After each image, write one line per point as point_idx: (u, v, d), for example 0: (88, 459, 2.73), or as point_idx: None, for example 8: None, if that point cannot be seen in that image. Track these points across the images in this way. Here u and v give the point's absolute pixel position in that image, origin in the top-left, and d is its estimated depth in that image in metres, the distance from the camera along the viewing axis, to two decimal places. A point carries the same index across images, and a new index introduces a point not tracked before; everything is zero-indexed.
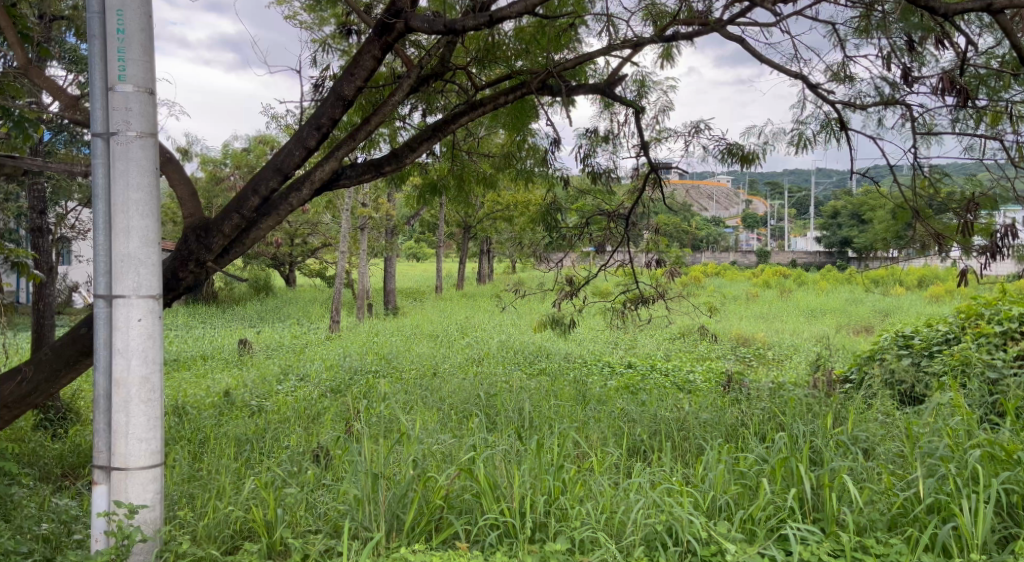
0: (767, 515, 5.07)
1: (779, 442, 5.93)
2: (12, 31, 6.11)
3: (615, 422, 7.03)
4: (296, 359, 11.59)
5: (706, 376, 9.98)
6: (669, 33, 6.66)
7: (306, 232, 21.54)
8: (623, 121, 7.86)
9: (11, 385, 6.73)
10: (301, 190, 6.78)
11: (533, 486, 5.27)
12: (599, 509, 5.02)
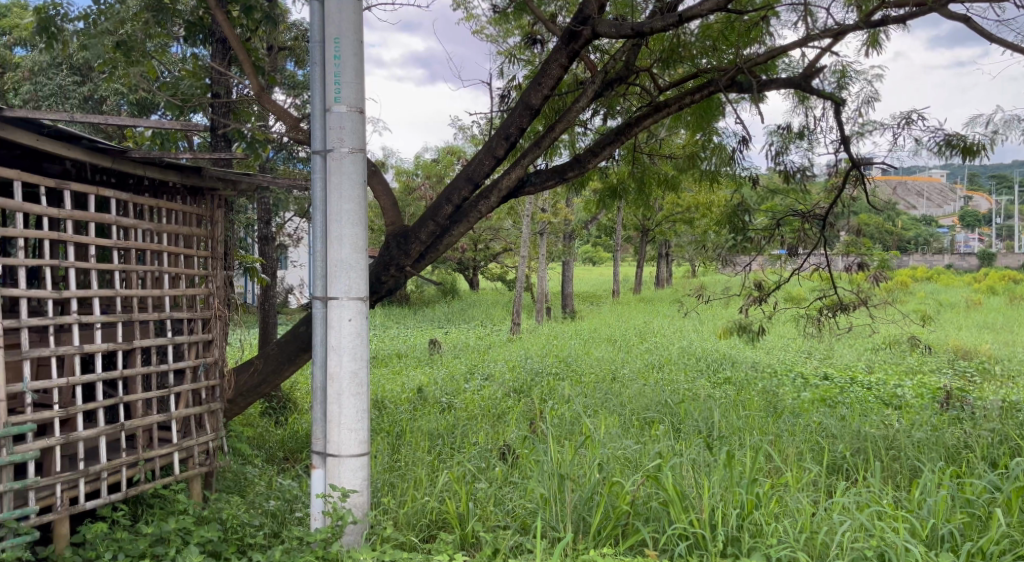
0: (1000, 550, 4.71)
1: (1016, 468, 5.48)
2: (247, 62, 6.97)
3: (812, 436, 6.76)
4: (481, 359, 12.05)
5: (918, 391, 9.34)
6: (878, 18, 6.37)
7: (489, 237, 22.24)
8: (821, 115, 7.54)
9: (245, 375, 7.60)
10: (489, 198, 7.04)
11: (724, 498, 5.19)
12: (797, 528, 4.88)
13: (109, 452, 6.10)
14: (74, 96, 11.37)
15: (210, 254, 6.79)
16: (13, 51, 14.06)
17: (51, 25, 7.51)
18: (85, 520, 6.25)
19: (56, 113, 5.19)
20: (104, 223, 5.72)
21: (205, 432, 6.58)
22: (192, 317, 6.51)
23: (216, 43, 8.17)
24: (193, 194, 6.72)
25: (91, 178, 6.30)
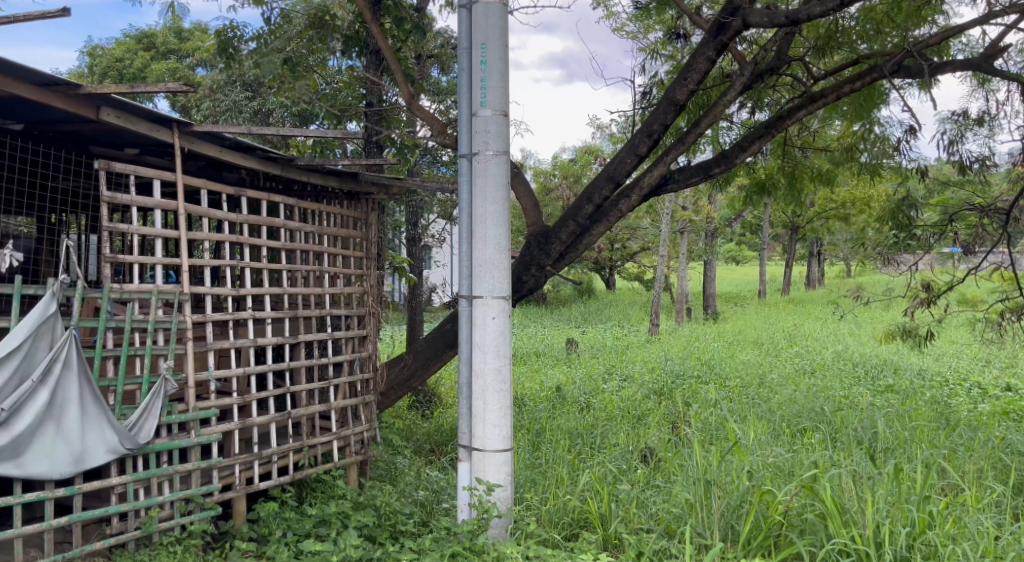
0: None
1: None
2: (399, 71, 7.23)
3: (994, 452, 6.27)
4: (619, 360, 11.96)
5: None
6: None
7: (627, 237, 22.00)
8: (1005, 98, 7.00)
9: (396, 370, 8.16)
10: (630, 197, 6.97)
11: (890, 516, 4.89)
12: (977, 552, 4.53)
13: (280, 436, 7.12)
14: (243, 110, 12.16)
15: (364, 253, 7.89)
16: (192, 71, 15.20)
17: (227, 46, 8.12)
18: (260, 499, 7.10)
19: (237, 129, 6.03)
20: (275, 226, 6.79)
21: (360, 422, 7.53)
22: (348, 315, 7.63)
23: (370, 55, 8.56)
24: (350, 199, 7.90)
25: (264, 185, 7.52)
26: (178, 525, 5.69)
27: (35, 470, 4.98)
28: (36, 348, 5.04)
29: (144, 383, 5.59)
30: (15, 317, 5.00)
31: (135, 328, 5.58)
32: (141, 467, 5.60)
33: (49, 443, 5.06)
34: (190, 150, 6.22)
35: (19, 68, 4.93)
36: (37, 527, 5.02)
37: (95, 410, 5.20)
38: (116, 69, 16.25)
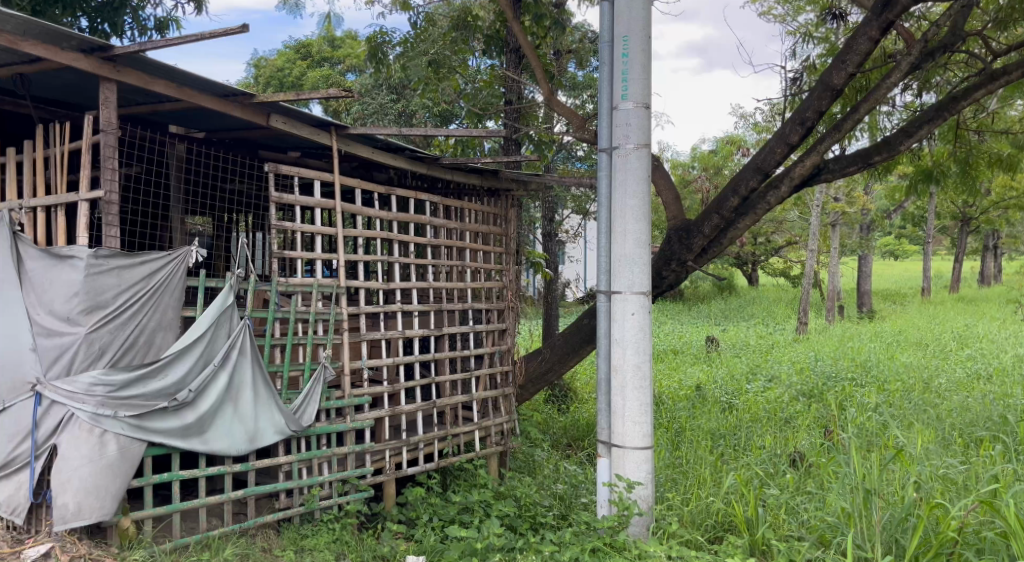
0: None
1: None
2: (538, 67, 7.20)
3: None
4: (765, 359, 11.50)
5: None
6: None
7: (772, 231, 21.10)
8: None
9: (534, 363, 8.36)
10: (779, 187, 6.66)
11: None
12: None
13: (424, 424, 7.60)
14: (386, 111, 12.55)
15: (504, 249, 8.19)
16: (343, 78, 15.80)
17: (378, 52, 8.40)
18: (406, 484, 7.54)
19: (387, 130, 6.70)
20: (421, 223, 7.23)
21: (501, 414, 7.97)
22: (489, 308, 7.91)
23: (510, 53, 8.45)
24: (492, 195, 8.19)
25: (411, 185, 7.97)
26: (336, 503, 6.38)
27: (217, 447, 5.65)
28: (217, 336, 5.70)
29: (307, 370, 6.33)
30: (201, 307, 5.68)
31: (300, 318, 6.35)
32: (304, 447, 6.31)
33: (228, 423, 5.73)
34: (346, 151, 6.91)
35: (206, 83, 5.67)
36: (218, 498, 5.67)
37: (266, 394, 5.90)
38: (277, 79, 17.11)
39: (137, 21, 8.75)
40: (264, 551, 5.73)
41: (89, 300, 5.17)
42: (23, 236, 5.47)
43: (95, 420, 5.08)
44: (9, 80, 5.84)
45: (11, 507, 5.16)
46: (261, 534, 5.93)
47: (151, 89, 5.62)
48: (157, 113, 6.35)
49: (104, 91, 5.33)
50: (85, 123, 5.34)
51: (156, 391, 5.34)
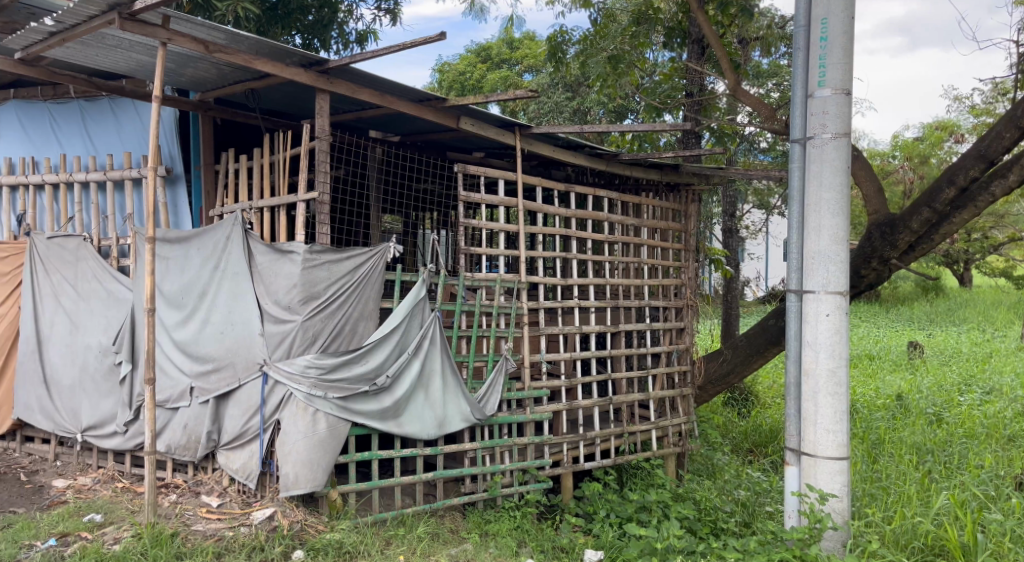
0: None
1: None
2: (725, 60, 7.10)
3: None
4: (980, 369, 10.63)
5: None
6: None
7: (986, 226, 19.30)
8: None
9: (715, 364, 8.32)
10: (1006, 176, 6.14)
11: None
12: None
13: (602, 420, 7.81)
14: (564, 109, 12.71)
15: (684, 246, 8.31)
16: (521, 78, 16.15)
17: (557, 50, 8.46)
18: (584, 478, 7.71)
19: (568, 128, 6.94)
20: (598, 219, 7.44)
21: (679, 414, 8.04)
22: (667, 306, 8.04)
23: (692, 44, 8.59)
24: (671, 190, 8.28)
25: (588, 180, 8.14)
26: (517, 492, 6.68)
27: (410, 429, 6.06)
28: (410, 327, 6.12)
29: (490, 361, 6.70)
30: (397, 300, 6.15)
31: (483, 312, 6.71)
32: (487, 435, 6.65)
33: (419, 409, 6.14)
34: (529, 151, 7.25)
35: (405, 90, 6.13)
36: (411, 478, 6.09)
37: (454, 383, 6.31)
38: (459, 82, 17.72)
39: (341, 36, 9.44)
40: (451, 531, 6.08)
41: (305, 291, 5.70)
42: (252, 233, 5.95)
43: (309, 399, 5.59)
44: (241, 94, 6.57)
45: (246, 472, 5.73)
46: (449, 515, 6.29)
47: (357, 98, 6.15)
48: (360, 119, 6.91)
49: (320, 101, 5.91)
50: (304, 131, 5.94)
51: (359, 375, 5.80)
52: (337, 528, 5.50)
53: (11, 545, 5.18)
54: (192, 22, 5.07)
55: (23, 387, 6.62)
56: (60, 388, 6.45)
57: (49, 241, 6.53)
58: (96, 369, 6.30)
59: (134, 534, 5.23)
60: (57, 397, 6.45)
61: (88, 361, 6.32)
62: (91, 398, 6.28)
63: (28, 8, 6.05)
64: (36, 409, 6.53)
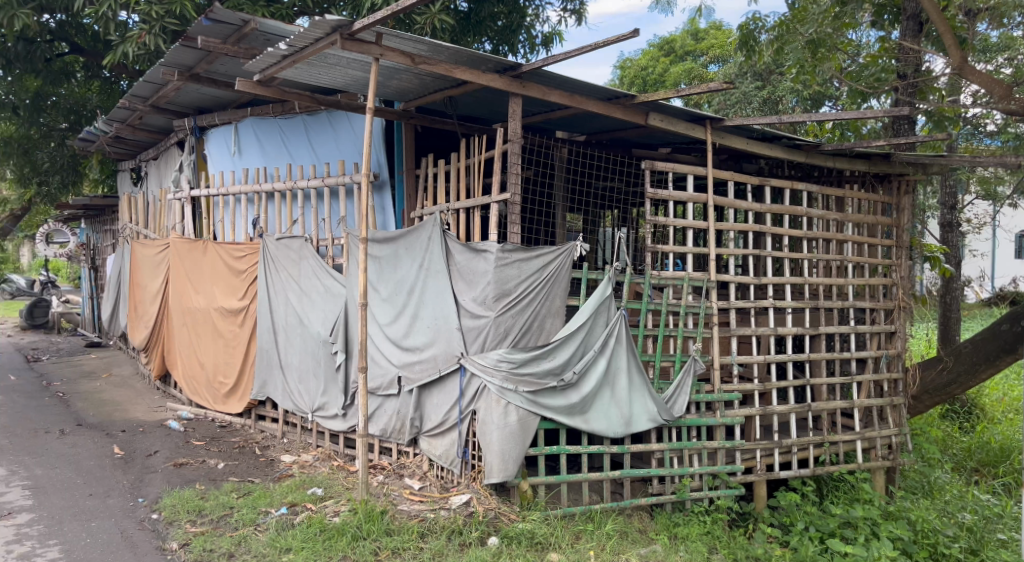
0: None
1: None
2: (950, 37, 6.54)
3: None
4: None
5: None
6: None
7: None
8: None
9: (932, 373, 7.79)
10: None
11: None
12: None
13: (799, 427, 7.52)
14: (753, 100, 12.06)
15: (895, 242, 7.75)
16: (707, 69, 15.76)
17: (750, 39, 8.23)
18: (780, 487, 7.43)
19: (764, 119, 6.70)
20: (796, 215, 7.13)
21: (889, 425, 7.56)
22: (874, 308, 7.57)
23: (908, 20, 7.75)
24: (879, 181, 7.79)
25: (783, 173, 7.82)
26: (707, 497, 6.53)
27: (597, 426, 6.14)
28: (596, 326, 6.18)
29: (677, 361, 6.62)
30: (582, 298, 6.23)
31: (671, 310, 6.66)
32: (675, 437, 6.57)
33: (605, 406, 6.20)
34: (721, 144, 7.10)
35: (594, 89, 6.22)
36: (598, 476, 6.15)
37: (640, 382, 6.30)
38: (641, 77, 17.51)
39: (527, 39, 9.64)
40: (640, 531, 6.09)
41: (497, 289, 5.93)
42: (449, 233, 6.24)
43: (501, 392, 5.83)
44: (439, 102, 6.94)
45: (447, 458, 6.08)
46: (636, 515, 6.28)
47: (548, 100, 6.32)
48: (549, 120, 7.08)
49: (512, 105, 6.14)
50: (497, 135, 6.20)
51: (546, 371, 5.96)
52: (529, 518, 5.68)
53: (251, 511, 5.85)
54: (401, 38, 5.48)
55: (262, 371, 7.40)
56: (290, 373, 7.14)
57: (279, 242, 7.22)
58: (315, 358, 6.89)
59: (350, 509, 5.72)
60: (288, 380, 7.15)
61: (310, 349, 6.95)
62: (314, 382, 6.89)
63: (264, 36, 6.84)
64: (274, 390, 7.29)
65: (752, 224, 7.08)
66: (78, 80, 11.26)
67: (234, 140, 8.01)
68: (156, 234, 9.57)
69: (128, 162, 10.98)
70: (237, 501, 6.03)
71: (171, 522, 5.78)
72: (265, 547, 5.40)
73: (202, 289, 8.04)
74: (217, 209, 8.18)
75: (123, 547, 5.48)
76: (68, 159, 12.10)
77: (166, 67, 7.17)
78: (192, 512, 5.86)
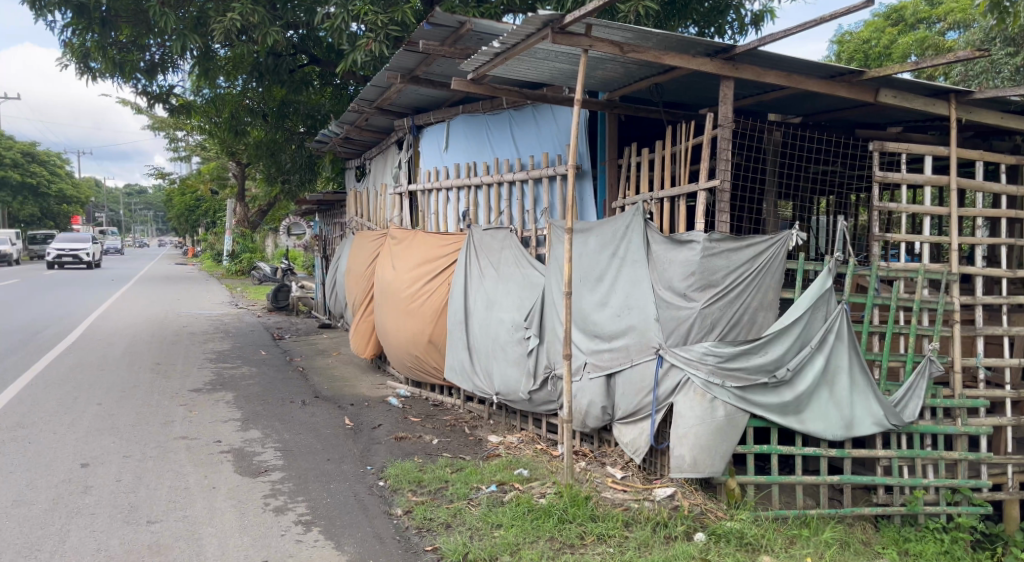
0: None
1: None
2: None
3: None
4: None
5: None
6: None
7: None
8: None
9: None
10: None
11: None
12: None
13: None
14: (1002, 68, 10.70)
15: None
16: (944, 37, 14.14)
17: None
18: None
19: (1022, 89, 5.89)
20: None
21: None
22: None
23: None
24: None
25: None
26: (944, 513, 5.91)
27: (814, 428, 5.74)
28: (813, 320, 5.77)
29: (909, 361, 6.03)
30: (799, 291, 5.86)
31: (902, 306, 6.06)
32: (906, 445, 6.00)
33: (824, 406, 5.78)
34: (968, 120, 6.35)
35: (814, 66, 5.79)
36: (815, 479, 5.76)
37: (864, 381, 5.82)
38: (862, 51, 15.80)
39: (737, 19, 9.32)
40: (864, 543, 5.55)
41: (703, 279, 5.75)
42: (651, 223, 6.11)
43: (707, 387, 5.63)
44: (646, 89, 6.84)
45: (634, 447, 6.04)
46: (859, 525, 5.76)
47: (763, 82, 5.98)
48: (767, 102, 6.72)
49: (724, 88, 5.89)
50: (707, 120, 5.90)
51: (757, 366, 5.66)
52: (738, 517, 5.45)
53: (464, 485, 6.13)
54: (612, 27, 5.39)
55: (452, 351, 7.75)
56: (481, 355, 7.42)
57: (484, 232, 7.53)
58: (507, 341, 7.09)
59: (556, 492, 5.82)
60: (477, 361, 7.45)
61: (500, 333, 7.16)
62: (502, 365, 7.11)
63: (479, 35, 7.10)
64: (466, 373, 7.56)
65: (1005, 209, 6.27)
66: (315, 87, 12.54)
67: (445, 137, 8.50)
68: (375, 226, 10.48)
69: (356, 161, 12.05)
70: (452, 476, 6.34)
71: (395, 490, 6.19)
72: (477, 520, 5.59)
73: (396, 270, 8.56)
74: (431, 202, 8.69)
75: (357, 508, 5.94)
76: (305, 158, 13.47)
77: (391, 71, 7.73)
78: (414, 482, 6.26)
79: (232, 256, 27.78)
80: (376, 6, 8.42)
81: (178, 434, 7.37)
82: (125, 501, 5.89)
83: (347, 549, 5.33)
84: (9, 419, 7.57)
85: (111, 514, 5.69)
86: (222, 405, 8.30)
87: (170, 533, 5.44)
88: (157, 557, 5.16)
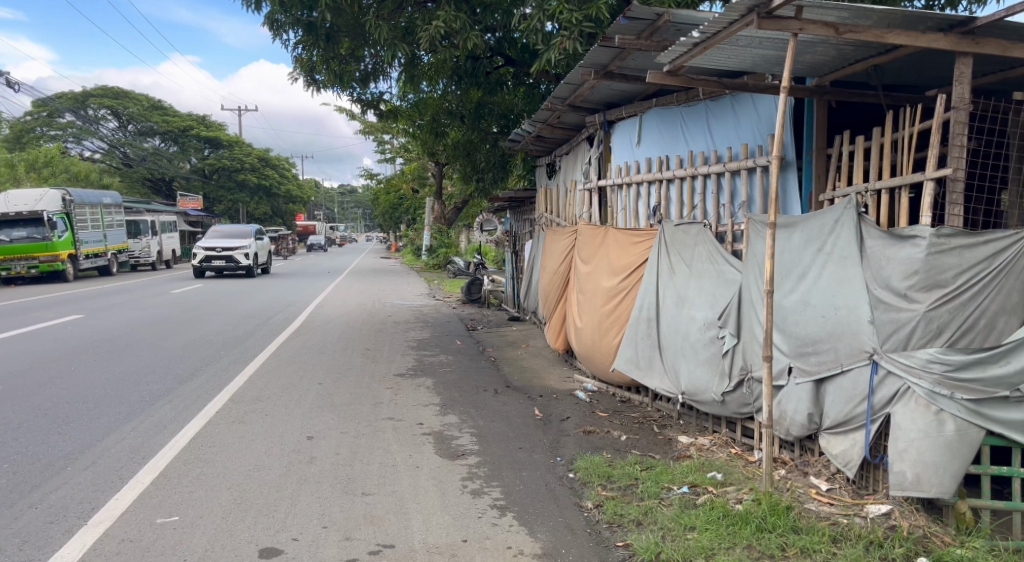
0: None
1: None
2: None
3: None
4: None
5: None
6: None
7: None
8: None
9: None
10: None
11: None
12: None
13: None
14: None
15: None
16: None
17: None
18: None
19: None
20: None
21: None
22: None
23: None
24: None
25: None
26: None
27: None
28: None
29: None
30: None
31: None
32: None
33: None
34: None
35: None
36: None
37: None
38: None
39: None
40: None
41: (929, 278, 5.24)
42: (865, 216, 5.60)
43: (932, 397, 5.09)
44: (864, 72, 6.32)
45: (844, 460, 5.61)
46: None
47: (1010, 56, 5.34)
48: (1013, 77, 5.99)
49: (959, 66, 5.30)
50: (938, 101, 5.34)
51: (996, 378, 5.09)
52: (970, 545, 4.89)
53: (654, 484, 5.96)
54: (829, 7, 5.00)
55: (642, 350, 7.62)
56: (673, 354, 7.23)
57: (675, 228, 7.27)
58: (699, 340, 6.86)
59: (753, 498, 5.52)
60: (669, 360, 7.26)
61: (692, 331, 6.94)
62: (694, 364, 6.90)
63: (676, 27, 6.87)
64: (659, 374, 7.40)
65: None
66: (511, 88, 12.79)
67: (637, 132, 8.33)
68: (564, 222, 10.52)
69: (545, 158, 12.11)
70: (641, 474, 6.19)
71: (585, 482, 6.15)
72: (670, 521, 5.41)
73: (595, 267, 8.59)
74: (622, 197, 8.54)
75: (549, 498, 5.94)
76: (499, 157, 13.79)
77: (584, 68, 7.70)
78: (603, 477, 6.17)
79: (433, 255, 29.12)
80: (571, 4, 8.41)
81: (387, 415, 7.73)
82: (343, 473, 6.24)
83: (540, 537, 5.34)
84: (248, 394, 8.28)
85: (332, 483, 6.04)
86: (422, 390, 8.63)
87: (381, 505, 5.70)
88: (371, 526, 5.41)
